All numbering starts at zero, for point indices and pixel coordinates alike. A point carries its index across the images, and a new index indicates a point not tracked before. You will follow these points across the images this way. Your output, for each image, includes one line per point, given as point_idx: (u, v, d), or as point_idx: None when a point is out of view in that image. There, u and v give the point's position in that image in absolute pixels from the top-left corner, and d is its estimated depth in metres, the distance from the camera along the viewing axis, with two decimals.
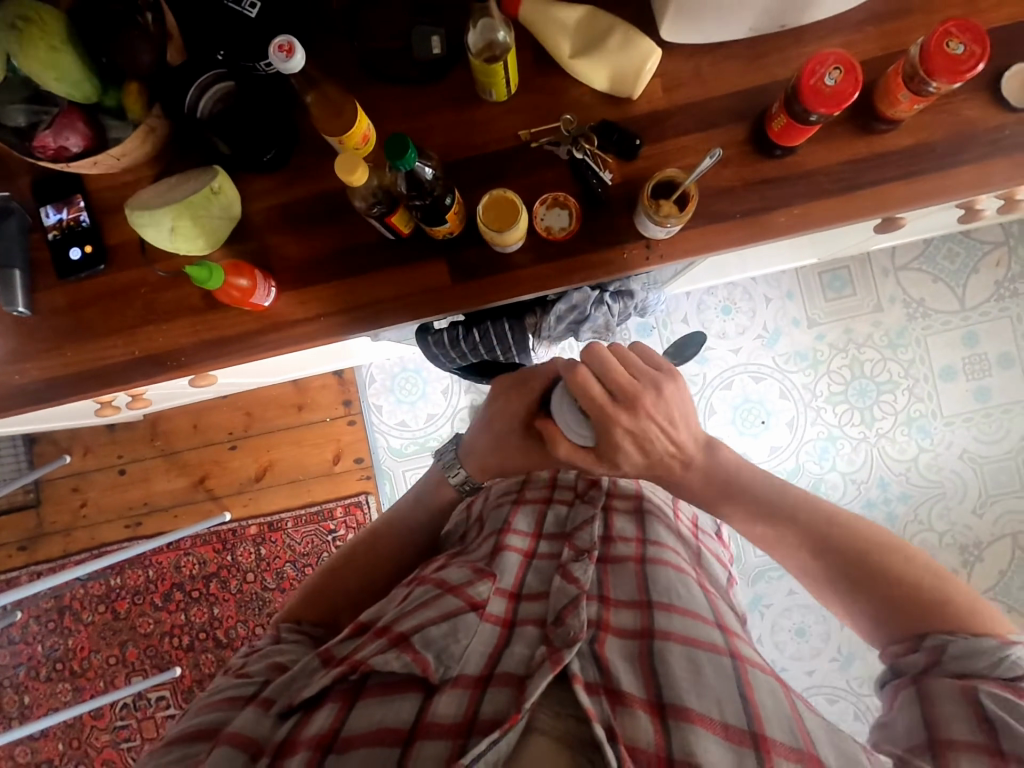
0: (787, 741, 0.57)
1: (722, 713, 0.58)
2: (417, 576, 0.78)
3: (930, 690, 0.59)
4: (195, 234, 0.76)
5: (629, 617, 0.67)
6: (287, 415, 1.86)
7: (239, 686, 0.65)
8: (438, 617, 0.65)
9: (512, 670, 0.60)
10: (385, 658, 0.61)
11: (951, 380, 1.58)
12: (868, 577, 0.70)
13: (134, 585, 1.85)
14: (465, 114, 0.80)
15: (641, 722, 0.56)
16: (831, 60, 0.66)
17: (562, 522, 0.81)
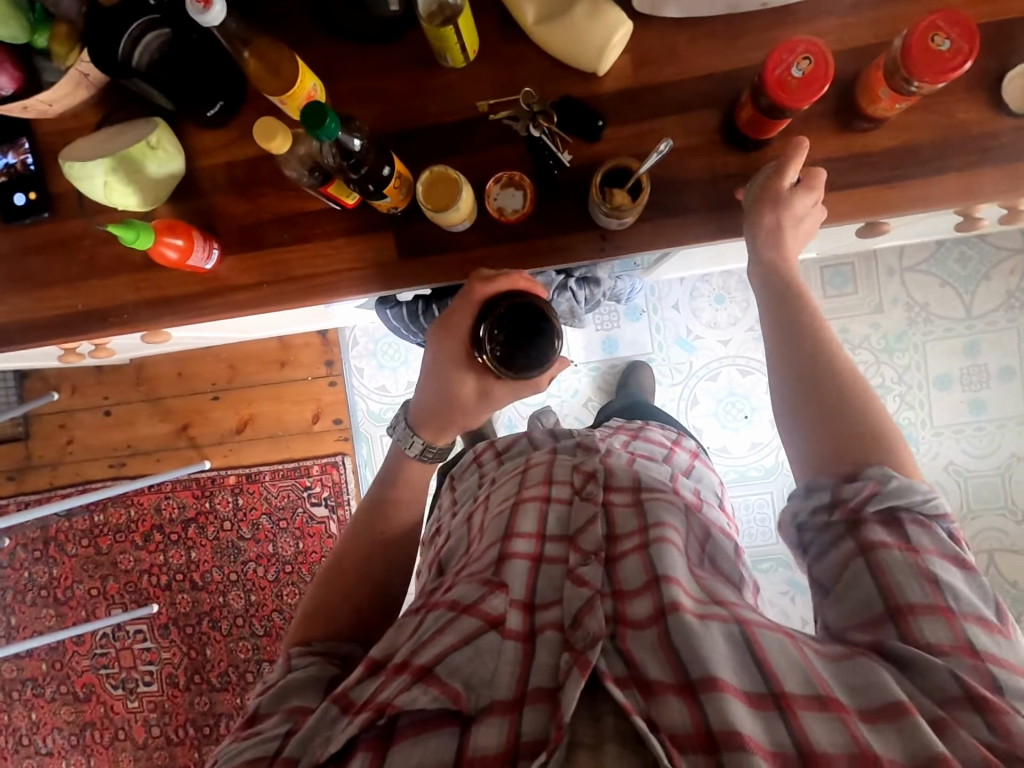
0: (806, 691, 0.50)
1: (741, 677, 0.51)
2: (427, 600, 0.65)
3: (878, 559, 0.55)
4: (128, 190, 0.75)
5: (642, 603, 0.56)
6: (269, 370, 1.84)
7: (264, 744, 0.55)
8: (458, 641, 0.55)
9: (543, 684, 0.52)
10: (411, 696, 0.51)
11: (946, 389, 1.53)
12: (816, 380, 0.64)
13: (116, 522, 1.89)
14: (422, 81, 0.75)
15: (675, 707, 0.49)
16: (801, 48, 0.62)
17: (564, 522, 0.67)
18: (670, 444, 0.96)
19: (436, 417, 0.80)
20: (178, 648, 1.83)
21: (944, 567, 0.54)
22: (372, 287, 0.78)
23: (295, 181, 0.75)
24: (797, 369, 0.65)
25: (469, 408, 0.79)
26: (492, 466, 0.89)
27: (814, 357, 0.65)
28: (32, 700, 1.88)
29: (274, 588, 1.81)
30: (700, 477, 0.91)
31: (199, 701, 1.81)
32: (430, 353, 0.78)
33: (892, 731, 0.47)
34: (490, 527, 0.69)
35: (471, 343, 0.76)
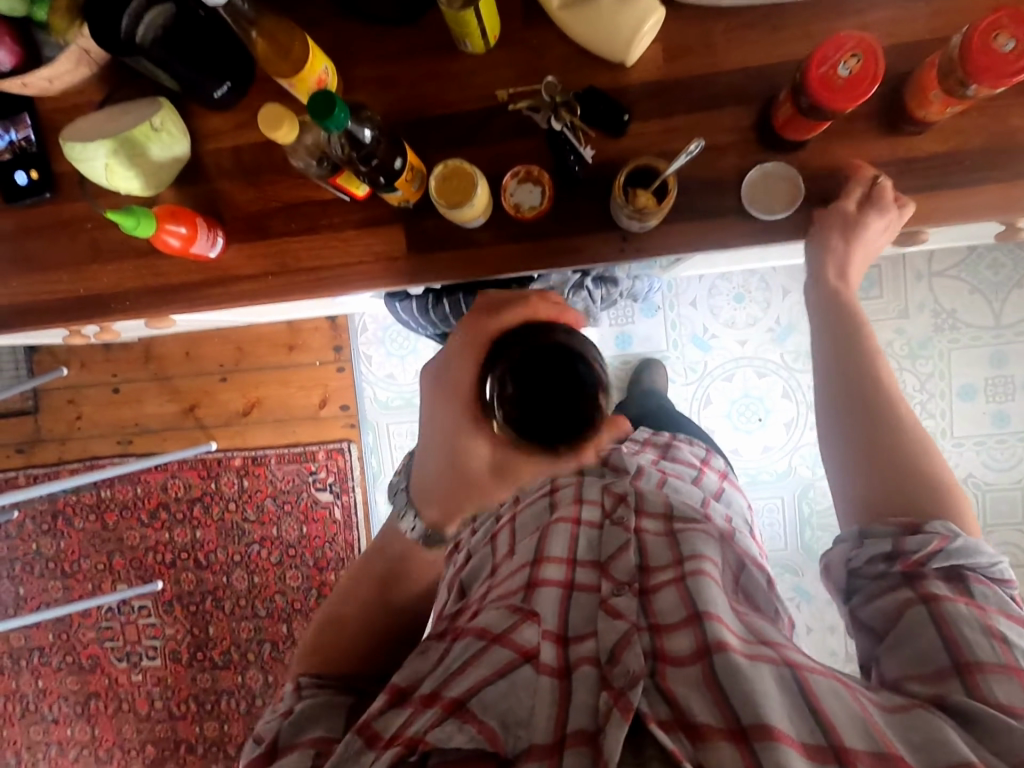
0: (870, 749, 0.47)
1: (798, 728, 0.49)
2: (451, 625, 0.65)
3: (941, 610, 0.54)
4: (130, 173, 0.72)
5: (682, 638, 0.56)
6: (277, 354, 1.83)
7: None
8: (491, 675, 0.54)
9: (582, 725, 0.50)
10: (447, 732, 0.50)
11: (968, 400, 1.48)
12: (876, 427, 0.64)
13: (123, 498, 1.89)
14: (439, 66, 0.72)
15: (725, 753, 0.47)
16: (849, 45, 0.57)
17: (595, 547, 0.68)
18: (699, 465, 0.93)
19: (443, 497, 0.66)
20: (181, 625, 1.85)
21: (1011, 627, 0.53)
22: (379, 283, 0.74)
23: (304, 171, 0.72)
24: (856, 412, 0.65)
25: (482, 483, 0.63)
26: None
27: (871, 410, 0.65)
28: (39, 668, 1.91)
29: (277, 571, 1.81)
30: (729, 501, 0.87)
31: (201, 678, 1.83)
32: (428, 410, 0.66)
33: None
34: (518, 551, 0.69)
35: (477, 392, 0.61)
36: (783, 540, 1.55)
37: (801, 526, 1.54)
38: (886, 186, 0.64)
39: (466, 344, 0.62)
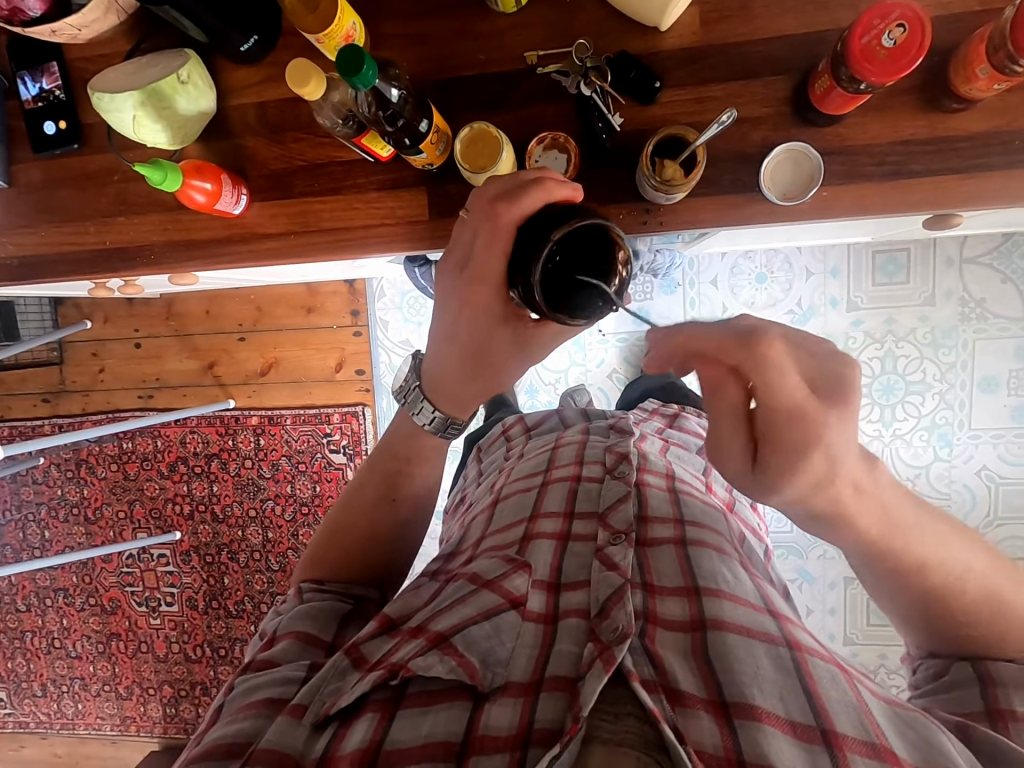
0: (859, 735, 0.49)
1: (789, 708, 0.50)
2: (443, 570, 0.70)
3: (990, 672, 0.56)
4: (157, 127, 0.72)
5: (675, 605, 0.58)
6: (295, 315, 1.84)
7: (286, 684, 0.57)
8: (477, 615, 0.57)
9: (562, 672, 0.53)
10: (427, 662, 0.54)
11: (990, 391, 1.45)
12: (933, 597, 0.57)
13: (143, 450, 1.94)
14: (468, 24, 0.70)
15: (705, 725, 0.49)
16: (895, 14, 0.55)
17: (595, 499, 0.70)
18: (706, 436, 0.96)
19: (450, 383, 0.71)
20: (198, 574, 1.92)
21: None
22: (399, 245, 0.75)
23: (329, 130, 0.71)
24: (910, 595, 0.58)
25: (496, 355, 0.69)
26: (518, 439, 0.97)
27: (915, 583, 0.57)
28: (63, 608, 1.99)
29: (290, 528, 1.86)
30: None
31: (216, 625, 1.91)
32: (454, 308, 0.67)
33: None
34: (512, 507, 0.74)
35: (506, 275, 0.64)
36: (790, 522, 1.56)
37: None
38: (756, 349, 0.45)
39: (485, 236, 0.61)
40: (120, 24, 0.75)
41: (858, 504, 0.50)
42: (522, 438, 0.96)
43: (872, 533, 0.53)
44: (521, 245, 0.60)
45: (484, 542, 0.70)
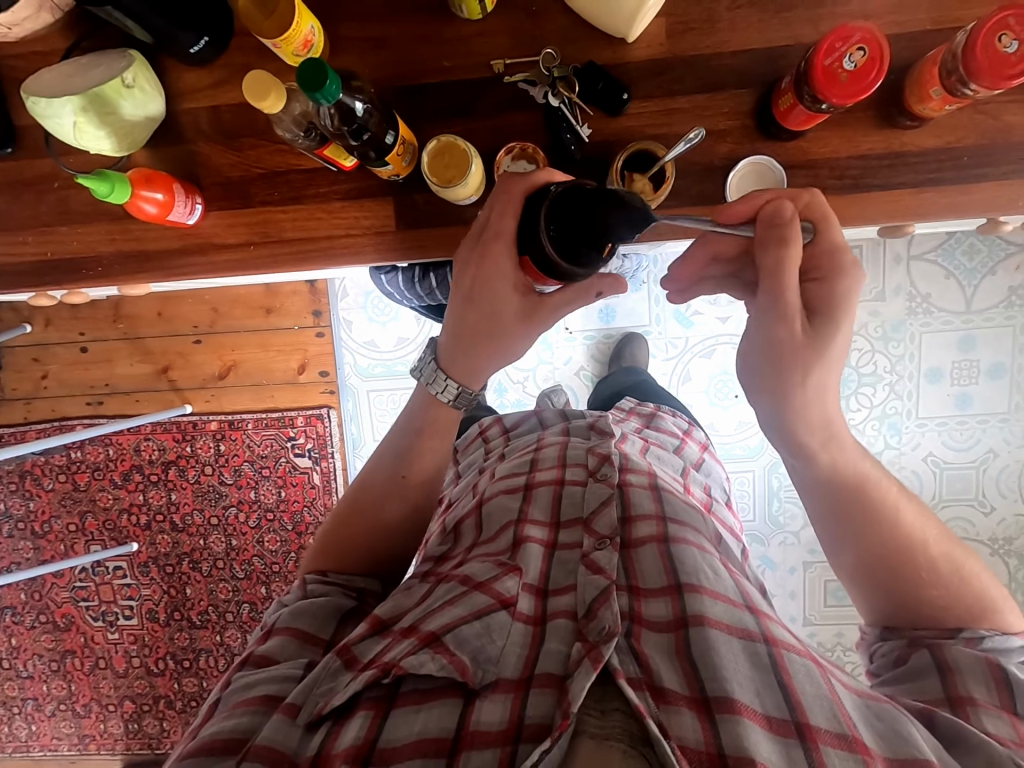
0: (831, 728, 0.51)
1: (764, 703, 0.52)
2: (434, 572, 0.69)
3: (947, 657, 0.58)
4: (100, 133, 0.68)
5: (659, 605, 0.59)
6: (254, 316, 1.78)
7: (285, 680, 0.57)
8: (469, 614, 0.57)
9: (551, 670, 0.54)
10: (419, 660, 0.54)
11: (935, 382, 1.53)
12: (881, 556, 0.64)
13: (95, 460, 1.85)
14: (432, 30, 0.68)
15: (688, 720, 0.50)
16: (856, 37, 0.56)
17: (579, 504, 0.70)
18: (681, 435, 0.97)
19: (462, 351, 0.71)
20: (158, 586, 1.85)
21: (982, 685, 0.56)
22: (366, 256, 0.73)
23: (289, 141, 0.69)
24: (862, 547, 0.65)
25: (511, 327, 0.69)
26: (497, 439, 0.96)
27: (865, 532, 0.65)
28: (12, 627, 1.90)
29: (255, 535, 1.81)
30: (709, 472, 0.93)
31: (179, 637, 1.85)
32: (469, 276, 0.66)
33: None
34: (497, 508, 0.72)
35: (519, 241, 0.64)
36: (752, 512, 1.61)
37: (770, 498, 1.60)
38: (815, 201, 0.62)
39: (504, 201, 0.62)
40: (55, 21, 0.70)
41: (812, 417, 0.62)
42: (501, 441, 0.95)
43: (820, 457, 0.64)
44: (529, 217, 0.61)
45: (475, 548, 0.69)
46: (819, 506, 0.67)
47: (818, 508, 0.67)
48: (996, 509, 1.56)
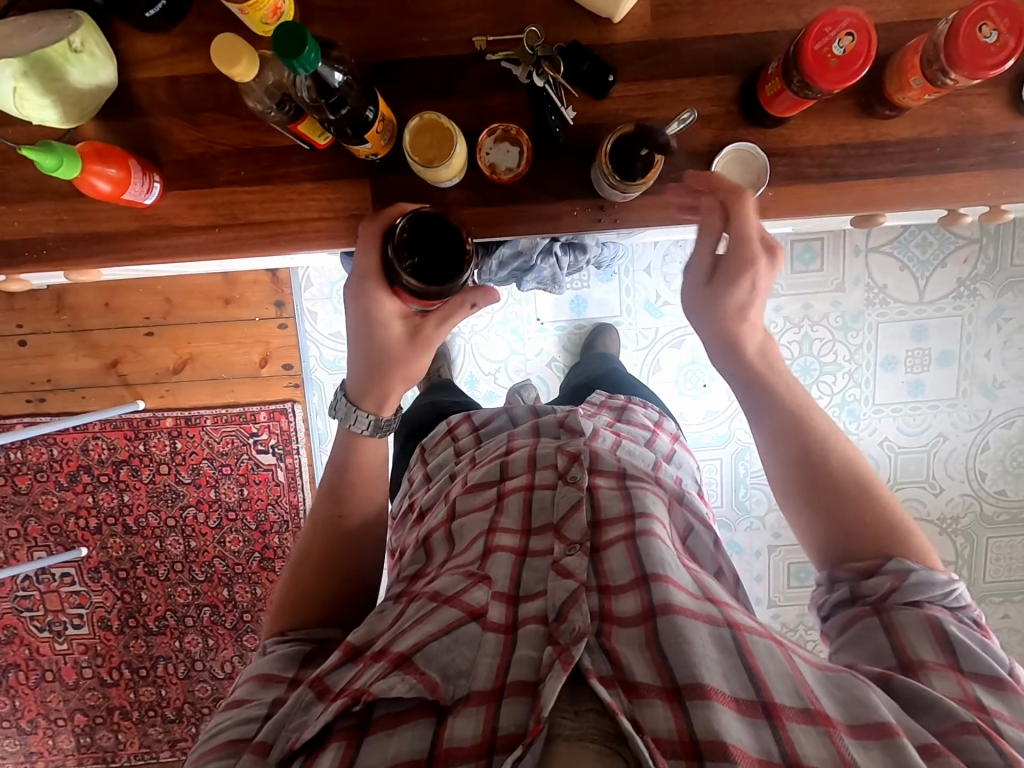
0: (795, 703, 0.51)
1: (731, 686, 0.52)
2: (407, 590, 0.67)
3: (892, 619, 0.57)
4: (44, 102, 0.62)
5: (629, 600, 0.58)
6: (211, 307, 1.69)
7: (247, 723, 0.55)
8: (437, 631, 0.55)
9: (523, 677, 0.52)
10: (388, 684, 0.52)
11: (890, 370, 1.59)
12: (824, 474, 0.65)
13: (37, 461, 1.73)
14: (410, 3, 0.65)
15: (660, 711, 0.50)
16: (845, 22, 0.57)
17: (548, 508, 0.67)
18: (653, 426, 0.91)
19: (367, 381, 0.70)
20: (110, 592, 1.75)
21: (927, 646, 0.55)
22: (339, 241, 0.69)
23: (258, 114, 0.64)
24: (806, 462, 0.66)
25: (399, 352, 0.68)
26: (468, 440, 0.90)
27: (810, 449, 0.66)
28: None
29: (216, 536, 1.74)
30: (681, 464, 0.86)
31: (134, 645, 1.76)
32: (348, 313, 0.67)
33: (878, 747, 0.49)
34: (468, 522, 0.70)
35: (387, 272, 0.65)
36: (720, 498, 1.64)
37: (737, 484, 1.63)
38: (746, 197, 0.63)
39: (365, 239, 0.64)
40: None
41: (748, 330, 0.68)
42: (473, 443, 0.89)
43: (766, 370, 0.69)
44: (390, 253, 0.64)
45: (447, 561, 0.67)
46: (770, 421, 0.69)
47: (768, 426, 0.69)
48: (945, 490, 1.64)
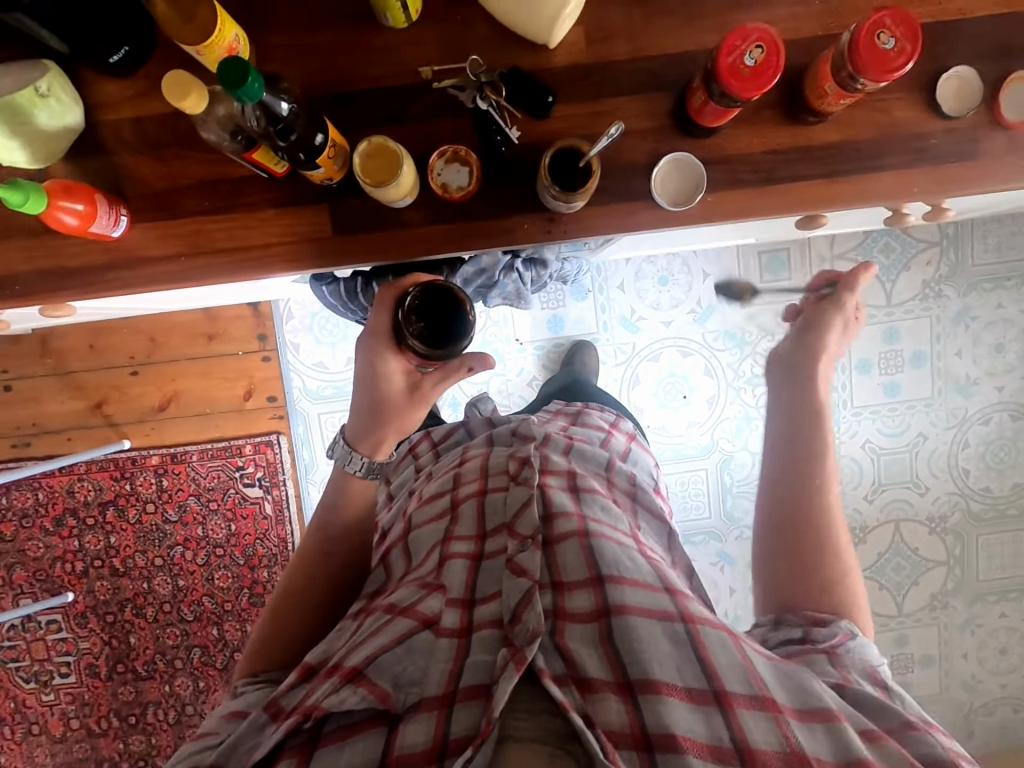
0: (745, 691, 0.53)
1: (684, 678, 0.53)
2: (367, 607, 0.67)
3: (840, 658, 0.61)
4: (14, 143, 0.66)
5: (582, 597, 0.59)
6: (195, 344, 1.72)
7: (202, 751, 0.56)
8: (390, 642, 0.56)
9: (476, 681, 0.52)
10: (339, 697, 0.52)
11: (865, 373, 1.62)
12: (801, 537, 0.70)
13: (23, 506, 1.73)
14: (359, 39, 0.70)
15: (612, 706, 0.51)
16: (753, 36, 0.61)
17: (502, 509, 0.68)
18: (607, 428, 0.91)
19: (369, 428, 0.76)
20: (98, 637, 1.72)
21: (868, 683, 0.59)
22: (301, 264, 0.72)
23: (216, 145, 0.68)
24: (783, 517, 0.72)
25: (401, 404, 0.76)
26: (427, 458, 0.89)
27: (802, 509, 0.72)
28: None
29: (204, 573, 1.72)
30: (635, 462, 0.86)
31: (122, 691, 1.72)
32: (359, 368, 0.75)
33: (824, 731, 0.51)
34: (423, 533, 0.71)
35: (394, 334, 0.73)
36: (708, 509, 1.65)
37: (724, 494, 1.64)
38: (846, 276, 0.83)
39: (381, 303, 0.73)
40: None
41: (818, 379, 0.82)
42: (431, 458, 0.89)
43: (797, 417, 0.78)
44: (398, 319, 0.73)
45: (407, 575, 0.67)
46: (773, 471, 0.76)
47: (775, 475, 0.76)
48: (930, 489, 1.65)
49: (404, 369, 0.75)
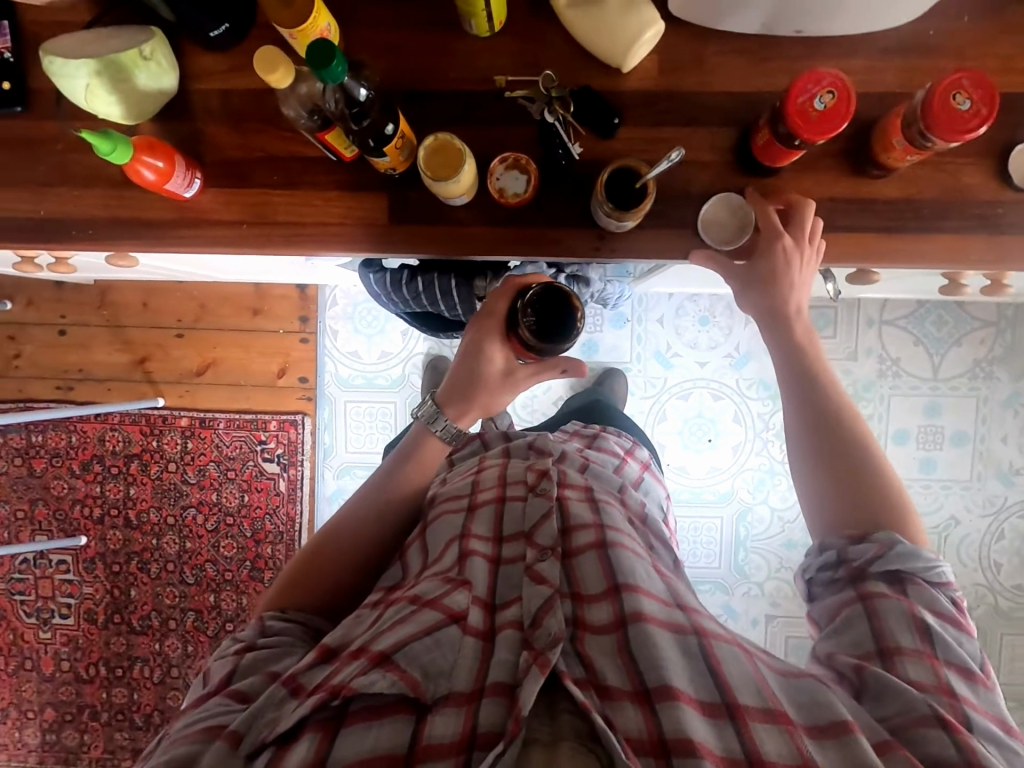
0: (757, 704, 0.51)
1: (696, 688, 0.52)
2: (384, 600, 0.65)
3: (875, 604, 0.58)
4: (111, 98, 0.71)
5: (601, 609, 0.58)
6: (240, 316, 1.78)
7: (223, 713, 0.53)
8: (418, 631, 0.55)
9: (500, 679, 0.52)
10: (369, 680, 0.51)
11: (901, 444, 1.57)
12: (838, 450, 0.66)
13: (55, 446, 1.80)
14: (440, 42, 0.73)
15: (630, 713, 0.50)
16: (826, 81, 0.62)
17: (520, 520, 0.68)
18: (623, 454, 0.90)
19: (456, 394, 0.78)
20: (102, 585, 1.77)
21: (905, 630, 0.56)
22: (354, 246, 0.74)
23: (293, 122, 0.71)
24: (819, 430, 0.68)
25: (494, 382, 0.78)
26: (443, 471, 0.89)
27: (833, 421, 0.68)
28: None
29: (211, 539, 1.76)
30: (648, 492, 0.85)
31: (115, 641, 1.75)
32: (467, 343, 0.78)
33: (833, 744, 0.49)
34: (439, 529, 0.70)
35: (507, 320, 0.77)
36: (718, 559, 1.60)
37: (736, 546, 1.60)
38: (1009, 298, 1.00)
39: (504, 289, 0.77)
40: None
41: None
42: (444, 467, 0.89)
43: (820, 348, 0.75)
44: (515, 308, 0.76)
45: (424, 569, 0.66)
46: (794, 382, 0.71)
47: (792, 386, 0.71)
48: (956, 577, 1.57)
49: (507, 353, 0.78)
